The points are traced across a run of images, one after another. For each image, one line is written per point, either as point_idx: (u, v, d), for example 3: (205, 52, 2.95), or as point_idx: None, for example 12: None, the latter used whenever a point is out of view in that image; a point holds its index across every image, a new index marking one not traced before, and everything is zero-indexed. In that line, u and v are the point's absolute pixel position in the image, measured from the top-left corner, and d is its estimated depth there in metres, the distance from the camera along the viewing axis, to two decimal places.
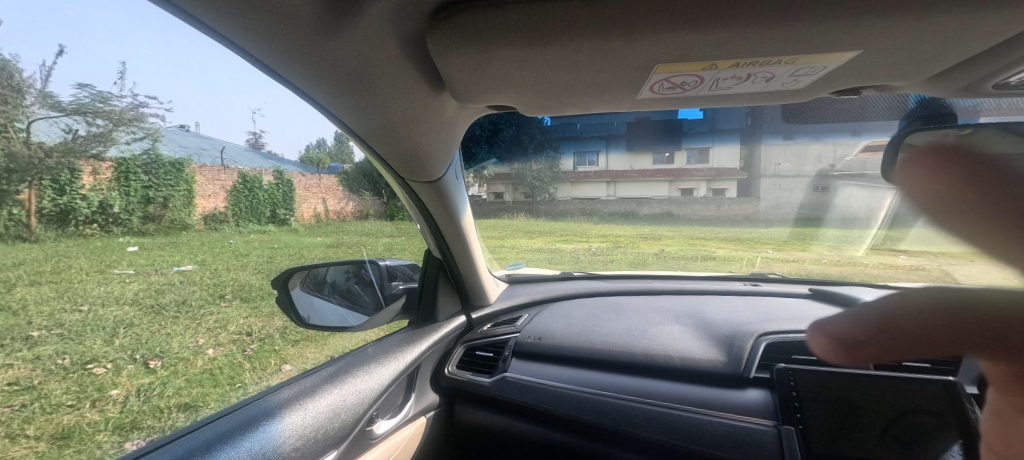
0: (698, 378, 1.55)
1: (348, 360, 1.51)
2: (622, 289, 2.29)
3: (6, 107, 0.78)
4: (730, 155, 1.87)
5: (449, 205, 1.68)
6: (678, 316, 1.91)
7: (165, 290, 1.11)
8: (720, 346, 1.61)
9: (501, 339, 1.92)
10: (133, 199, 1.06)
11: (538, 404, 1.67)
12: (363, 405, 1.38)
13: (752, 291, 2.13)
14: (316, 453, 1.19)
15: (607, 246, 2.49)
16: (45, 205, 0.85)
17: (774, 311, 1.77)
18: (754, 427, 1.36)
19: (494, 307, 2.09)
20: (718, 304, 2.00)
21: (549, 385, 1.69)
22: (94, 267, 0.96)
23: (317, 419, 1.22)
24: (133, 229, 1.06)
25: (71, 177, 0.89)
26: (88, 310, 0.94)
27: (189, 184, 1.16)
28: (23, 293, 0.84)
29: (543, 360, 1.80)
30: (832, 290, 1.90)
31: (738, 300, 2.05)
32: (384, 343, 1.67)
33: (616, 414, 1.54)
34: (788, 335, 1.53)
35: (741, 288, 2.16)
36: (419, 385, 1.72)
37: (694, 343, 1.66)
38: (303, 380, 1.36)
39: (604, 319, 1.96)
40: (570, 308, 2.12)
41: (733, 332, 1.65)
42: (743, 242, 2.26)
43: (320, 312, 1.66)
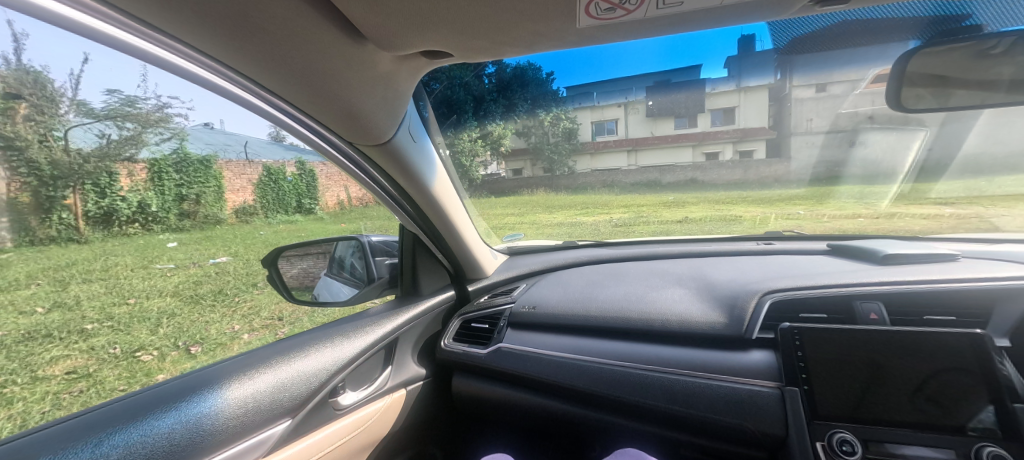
0: (696, 340, 1.49)
1: (311, 333, 1.54)
2: (630, 255, 2.22)
3: (45, 118, 0.96)
4: (758, 113, 1.78)
5: (409, 172, 1.55)
6: (681, 279, 1.84)
7: (203, 280, 1.41)
8: (721, 308, 1.53)
9: (497, 310, 1.91)
10: (169, 197, 1.28)
11: (531, 372, 1.67)
12: (319, 377, 1.41)
13: (767, 250, 2.00)
14: (259, 423, 1.23)
15: (629, 216, 2.36)
16: (90, 208, 1.08)
17: (787, 268, 1.67)
18: (748, 387, 1.32)
19: (491, 278, 2.10)
20: (725, 266, 1.90)
21: (544, 354, 1.68)
22: (138, 263, 1.22)
23: (261, 388, 1.26)
24: (171, 226, 1.29)
25: (109, 180, 1.12)
26: (135, 302, 1.23)
27: (218, 180, 1.43)
28: (76, 290, 1.10)
29: (535, 329, 1.79)
30: (855, 242, 1.84)
31: (747, 259, 1.95)
32: (361, 316, 1.70)
33: (609, 381, 1.53)
34: (793, 293, 1.44)
35: (750, 249, 2.03)
36: (399, 358, 1.74)
37: (696, 307, 1.58)
38: (259, 351, 1.40)
39: (604, 285, 1.91)
40: (568, 276, 2.08)
41: (736, 293, 1.57)
42: (768, 202, 2.10)
43: (330, 287, 1.82)
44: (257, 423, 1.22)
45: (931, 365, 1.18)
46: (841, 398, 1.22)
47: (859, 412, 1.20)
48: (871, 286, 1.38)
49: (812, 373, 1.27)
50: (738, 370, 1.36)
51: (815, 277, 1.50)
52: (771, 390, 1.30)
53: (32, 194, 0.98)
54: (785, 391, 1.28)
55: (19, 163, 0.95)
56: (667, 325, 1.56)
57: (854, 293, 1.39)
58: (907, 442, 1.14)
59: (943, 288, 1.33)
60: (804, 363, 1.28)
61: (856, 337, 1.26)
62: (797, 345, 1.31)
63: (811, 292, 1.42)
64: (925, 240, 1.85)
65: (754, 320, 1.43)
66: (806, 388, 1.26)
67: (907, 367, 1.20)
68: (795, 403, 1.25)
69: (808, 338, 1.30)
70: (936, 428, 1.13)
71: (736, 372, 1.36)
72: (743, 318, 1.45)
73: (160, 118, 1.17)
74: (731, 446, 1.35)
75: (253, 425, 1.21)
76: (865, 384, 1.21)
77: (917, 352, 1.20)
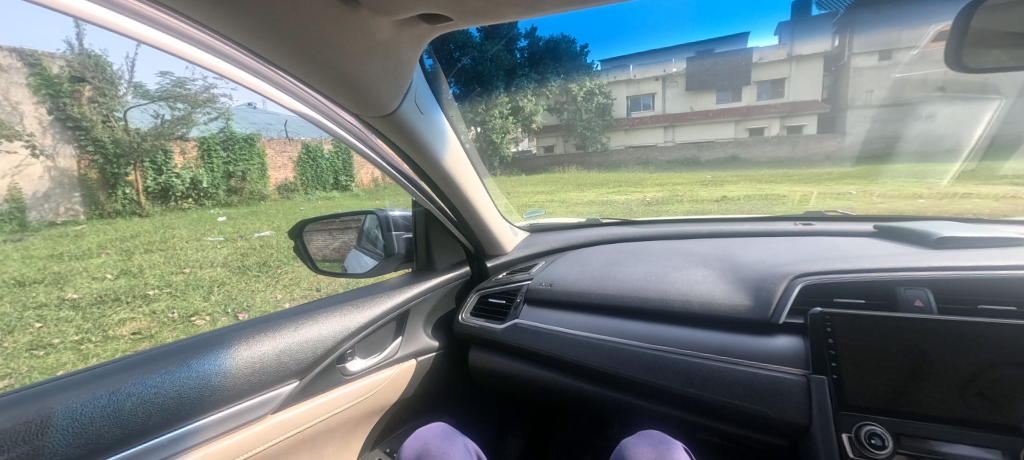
0: (717, 323, 1.44)
1: (329, 302, 1.63)
2: (655, 234, 2.15)
3: (107, 100, 1.12)
4: (812, 85, 1.71)
5: (418, 144, 1.54)
6: (706, 259, 1.76)
7: (249, 252, 1.56)
8: (746, 289, 1.46)
9: (515, 286, 1.92)
10: (219, 174, 1.44)
11: (547, 349, 1.68)
12: (326, 344, 1.47)
13: (807, 230, 1.86)
14: (270, 380, 1.31)
15: (663, 194, 2.24)
16: (149, 184, 1.26)
17: (825, 250, 1.56)
18: (767, 374, 1.28)
19: (511, 255, 2.11)
20: (754, 246, 1.80)
21: (560, 332, 1.68)
22: (192, 235, 1.39)
23: (271, 350, 1.33)
24: (220, 201, 1.45)
25: (165, 157, 1.27)
26: (189, 272, 1.39)
27: (262, 159, 1.56)
28: (139, 259, 1.26)
29: (553, 306, 1.79)
30: (902, 224, 1.70)
31: (779, 240, 1.83)
32: (376, 288, 1.78)
33: (627, 361, 1.51)
34: (828, 277, 1.35)
35: (788, 229, 1.91)
36: (412, 330, 1.80)
37: (720, 290, 1.50)
38: (274, 315, 1.49)
39: (624, 264, 1.87)
40: (589, 254, 2.05)
41: (764, 275, 1.49)
42: (820, 181, 1.93)
43: (366, 265, 1.87)
44: (260, 383, 1.28)
45: (987, 360, 1.07)
46: (877, 390, 1.15)
47: (900, 407, 1.12)
48: (918, 271, 1.26)
49: (842, 361, 1.20)
50: (761, 354, 1.31)
51: (854, 260, 1.39)
52: (797, 377, 1.24)
53: (100, 171, 1.15)
54: (812, 381, 1.22)
55: (87, 141, 1.10)
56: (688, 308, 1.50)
57: (897, 278, 1.27)
58: (948, 439, 1.07)
59: (1005, 276, 1.17)
60: (834, 352, 1.21)
61: (898, 325, 1.16)
62: (827, 332, 1.23)
63: (848, 276, 1.32)
64: (1001, 225, 1.61)
65: (782, 304, 1.35)
66: (835, 378, 1.20)
67: (958, 361, 1.09)
68: (821, 391, 1.20)
69: (840, 327, 1.21)
70: (991, 428, 1.04)
71: (758, 357, 1.31)
72: (771, 301, 1.37)
73: (206, 99, 1.24)
74: (756, 434, 1.32)
75: (261, 385, 1.29)
76: (910, 379, 1.12)
77: (972, 345, 1.09)
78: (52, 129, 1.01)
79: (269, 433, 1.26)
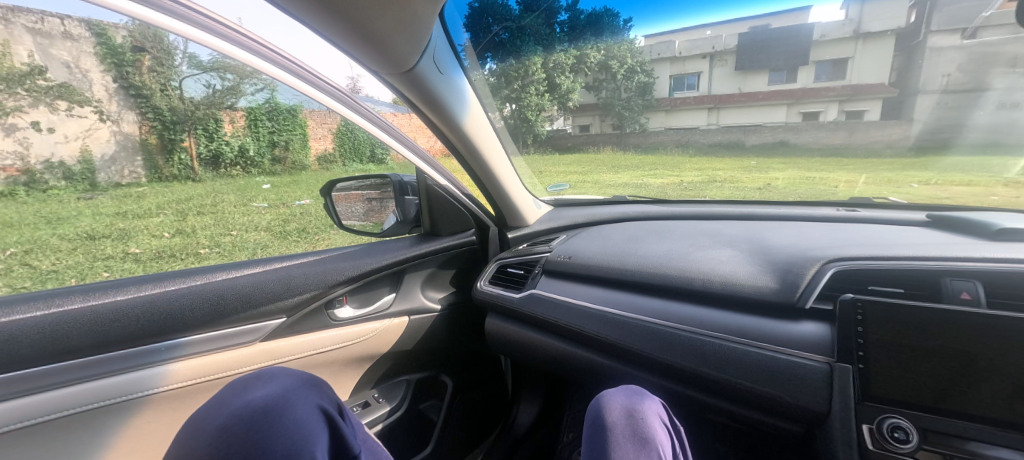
0: (737, 305, 1.40)
1: (333, 255, 1.74)
2: (681, 213, 2.09)
3: (165, 68, 1.27)
4: (880, 66, 1.51)
5: (437, 103, 1.58)
6: (734, 240, 1.70)
7: (290, 219, 1.73)
8: (773, 273, 1.40)
9: (534, 258, 1.96)
10: (264, 143, 1.61)
11: (559, 320, 1.69)
12: (319, 285, 1.59)
13: (837, 217, 1.77)
14: (262, 308, 1.45)
15: (701, 181, 2.11)
16: (201, 151, 1.43)
17: (869, 236, 1.46)
18: (783, 358, 1.24)
19: (532, 228, 2.18)
20: (789, 230, 1.71)
21: (574, 303, 1.69)
22: (239, 202, 1.56)
23: (265, 282, 1.48)
24: (266, 170, 1.62)
25: (215, 125, 1.46)
26: (236, 235, 1.56)
27: (302, 128, 1.65)
28: (192, 221, 1.44)
29: (570, 279, 1.80)
30: (966, 214, 1.53)
31: (816, 226, 1.72)
32: (373, 247, 1.87)
33: (638, 335, 1.51)
34: (868, 264, 1.26)
35: (828, 215, 1.79)
36: (406, 287, 1.87)
37: (749, 273, 1.44)
38: (273, 257, 1.64)
39: (646, 241, 1.84)
40: (610, 231, 2.04)
41: (794, 258, 1.42)
42: (856, 177, 1.77)
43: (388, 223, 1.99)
44: (248, 312, 1.43)
45: None
46: (909, 383, 1.07)
47: (941, 404, 1.03)
48: (974, 263, 1.13)
49: (870, 351, 1.13)
50: (781, 339, 1.26)
51: (894, 248, 1.30)
52: (819, 364, 1.19)
53: (158, 137, 1.33)
54: (835, 368, 1.17)
55: (146, 108, 1.29)
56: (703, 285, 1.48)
57: (942, 268, 1.17)
58: (988, 441, 0.97)
59: None
60: (861, 340, 1.15)
61: (947, 318, 1.05)
62: (858, 319, 1.16)
63: (885, 264, 1.24)
64: None
65: (810, 289, 1.29)
66: (861, 367, 1.13)
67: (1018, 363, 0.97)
68: (844, 379, 1.15)
69: (871, 314, 1.14)
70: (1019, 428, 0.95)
71: (777, 341, 1.27)
72: (797, 285, 1.32)
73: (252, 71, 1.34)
74: (767, 417, 1.30)
75: (250, 315, 1.43)
76: (953, 376, 1.03)
77: None
78: (117, 96, 1.23)
79: (252, 357, 1.44)
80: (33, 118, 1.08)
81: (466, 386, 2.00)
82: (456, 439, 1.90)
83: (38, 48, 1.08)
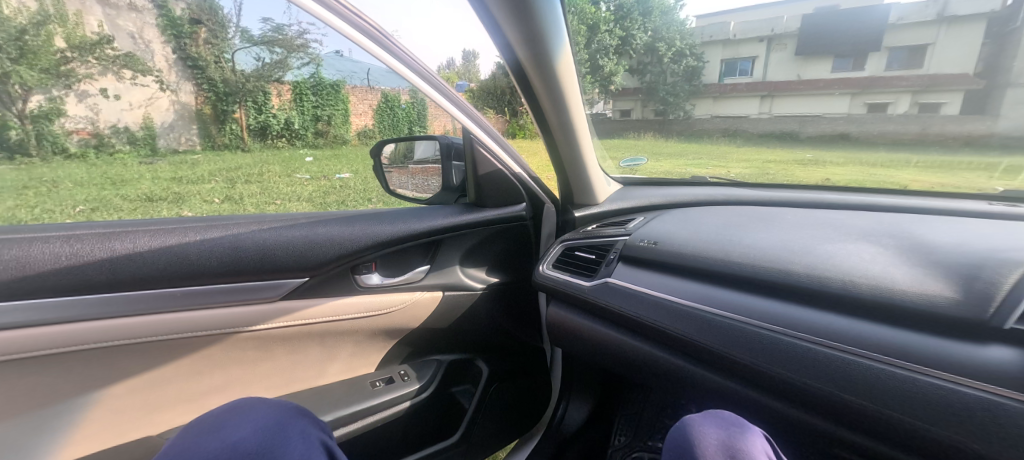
0: (898, 315, 0.98)
1: (367, 214, 1.69)
2: (780, 200, 1.74)
3: (222, 44, 1.62)
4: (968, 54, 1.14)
5: (535, 34, 1.33)
6: (872, 234, 1.32)
7: (331, 192, 1.84)
8: (948, 276, 1.01)
9: (608, 242, 1.69)
10: (309, 117, 1.86)
11: (635, 314, 1.42)
12: (342, 248, 1.52)
13: (999, 213, 1.33)
14: (282, 265, 1.43)
15: (751, 172, 1.83)
16: (252, 122, 1.72)
17: None
18: (964, 392, 0.81)
19: (603, 207, 1.93)
20: (939, 225, 1.32)
21: (655, 295, 1.40)
22: (284, 173, 1.77)
23: (289, 239, 1.45)
24: (310, 143, 1.84)
25: (264, 97, 1.72)
26: (280, 204, 1.67)
27: (343, 104, 1.92)
28: (241, 189, 1.64)
29: (651, 268, 1.51)
30: None
31: (975, 221, 1.32)
32: (418, 211, 1.77)
33: (741, 339, 1.17)
34: None
35: (987, 209, 1.36)
36: (443, 261, 1.76)
37: (929, 282, 1.01)
38: (314, 214, 1.63)
39: (750, 229, 1.52)
40: (700, 216, 1.73)
41: (980, 260, 1.03)
42: (988, 168, 1.28)
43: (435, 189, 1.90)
44: (269, 268, 1.41)
45: None
46: None
47: None
48: None
49: None
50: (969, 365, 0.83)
51: None
52: None
53: (211, 107, 1.65)
54: None
55: (201, 79, 1.61)
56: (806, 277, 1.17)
57: None
58: None
59: None
60: None
61: None
62: None
63: None
64: None
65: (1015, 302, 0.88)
66: None
67: None
68: None
69: None
70: None
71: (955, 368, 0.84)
72: (992, 297, 0.90)
73: (299, 44, 1.62)
74: None
75: (274, 269, 1.42)
76: None
77: None
78: (175, 67, 1.55)
79: (271, 315, 1.41)
80: (101, 85, 1.32)
81: (506, 374, 1.83)
82: (488, 430, 1.77)
83: (107, 17, 1.36)
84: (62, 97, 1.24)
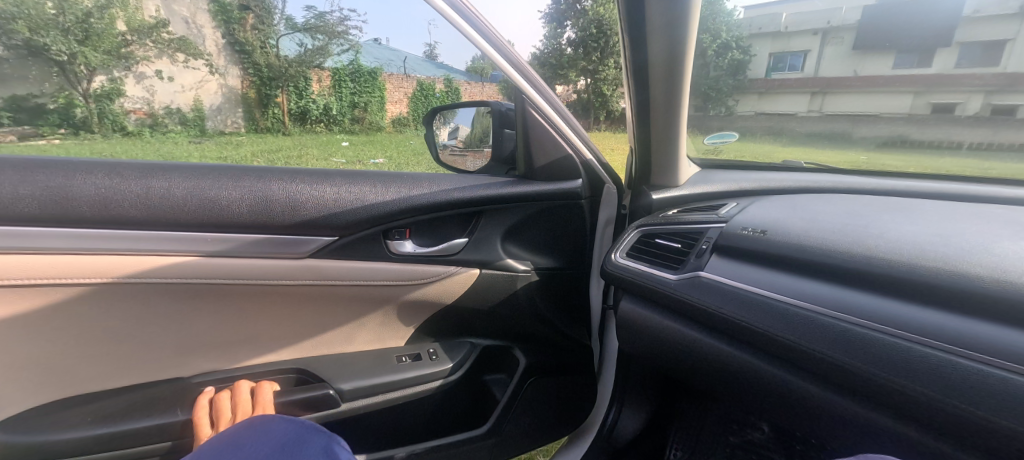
0: None
1: (407, 175, 1.59)
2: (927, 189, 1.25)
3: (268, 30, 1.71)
4: None
5: None
6: None
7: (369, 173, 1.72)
8: None
9: (696, 227, 1.27)
10: (348, 104, 1.97)
11: (731, 316, 1.02)
12: (370, 210, 1.44)
13: None
14: (308, 222, 1.39)
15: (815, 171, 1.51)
16: (292, 107, 1.83)
17: None
18: None
19: (684, 189, 1.56)
20: None
21: (762, 294, 1.00)
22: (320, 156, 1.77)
23: (318, 195, 1.41)
24: (346, 128, 1.95)
25: (305, 82, 1.84)
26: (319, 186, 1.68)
27: (381, 92, 2.03)
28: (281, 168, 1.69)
29: (754, 261, 1.09)
30: None
31: None
32: (466, 179, 1.60)
33: (902, 361, 0.75)
34: None
35: None
36: (483, 238, 1.55)
37: None
38: (356, 173, 1.54)
39: (903, 221, 1.07)
40: (814, 202, 1.31)
41: None
42: None
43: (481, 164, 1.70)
44: (297, 224, 1.38)
45: None
46: None
47: None
48: None
49: None
50: None
51: None
52: None
53: (255, 90, 1.76)
54: None
55: (247, 64, 1.72)
56: (910, 268, 0.85)
57: None
58: None
59: None
60: None
61: None
62: None
63: None
64: None
65: None
66: None
67: None
68: None
69: None
70: None
71: None
72: None
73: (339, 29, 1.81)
74: None
75: (303, 225, 1.39)
76: None
77: None
78: (223, 51, 1.70)
79: (296, 272, 1.39)
80: (155, 68, 1.58)
81: (546, 369, 1.64)
82: (521, 427, 1.60)
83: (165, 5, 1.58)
84: (123, 78, 1.52)
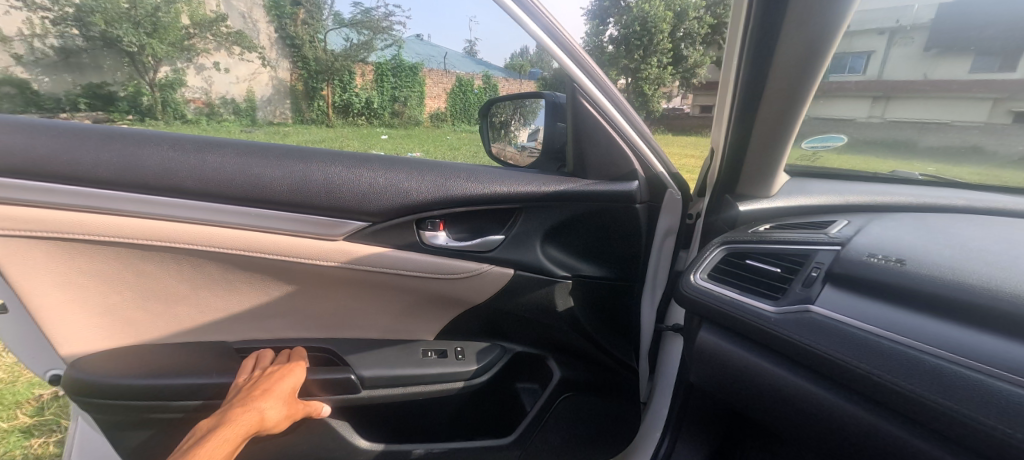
0: None
1: (447, 165, 1.50)
2: None
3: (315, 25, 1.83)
4: None
5: None
6: None
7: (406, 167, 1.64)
8: None
9: (798, 249, 1.08)
10: (389, 100, 1.96)
11: (842, 358, 0.81)
12: (405, 199, 1.37)
13: None
14: (343, 206, 1.34)
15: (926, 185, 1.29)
16: (336, 100, 1.96)
17: None
18: None
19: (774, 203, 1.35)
20: None
21: (883, 334, 0.79)
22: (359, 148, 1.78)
23: (356, 180, 1.36)
24: (387, 123, 1.94)
25: (347, 76, 1.98)
26: None
27: (420, 86, 1.92)
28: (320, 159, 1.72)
29: (878, 296, 0.88)
30: None
31: None
32: (508, 173, 1.49)
33: None
34: None
35: None
36: (524, 237, 1.45)
37: None
38: (394, 161, 1.48)
39: None
40: (950, 226, 1.06)
41: None
42: None
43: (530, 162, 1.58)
44: (333, 208, 1.33)
45: None
46: None
47: None
48: None
49: None
50: None
51: None
52: None
53: (303, 83, 2.00)
54: None
55: (296, 55, 1.92)
56: None
57: None
58: None
59: None
60: None
61: None
62: None
63: None
64: None
65: None
66: None
67: None
68: None
69: None
70: None
71: None
72: None
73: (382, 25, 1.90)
74: None
75: (338, 209, 1.34)
76: None
77: None
78: (275, 45, 1.91)
79: (328, 256, 1.34)
80: (211, 59, 1.91)
81: (583, 385, 1.54)
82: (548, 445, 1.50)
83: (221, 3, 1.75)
84: (184, 68, 1.84)
